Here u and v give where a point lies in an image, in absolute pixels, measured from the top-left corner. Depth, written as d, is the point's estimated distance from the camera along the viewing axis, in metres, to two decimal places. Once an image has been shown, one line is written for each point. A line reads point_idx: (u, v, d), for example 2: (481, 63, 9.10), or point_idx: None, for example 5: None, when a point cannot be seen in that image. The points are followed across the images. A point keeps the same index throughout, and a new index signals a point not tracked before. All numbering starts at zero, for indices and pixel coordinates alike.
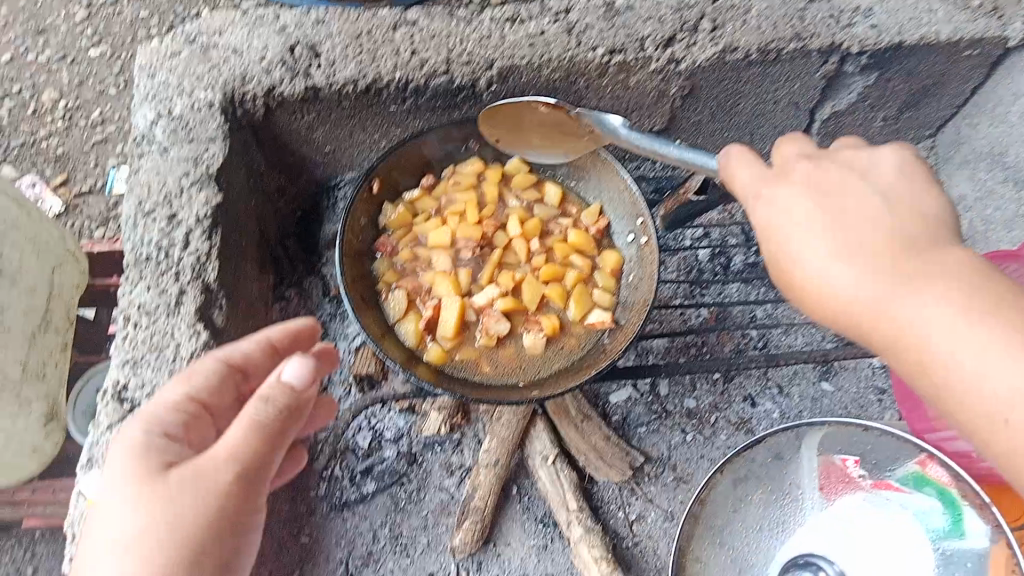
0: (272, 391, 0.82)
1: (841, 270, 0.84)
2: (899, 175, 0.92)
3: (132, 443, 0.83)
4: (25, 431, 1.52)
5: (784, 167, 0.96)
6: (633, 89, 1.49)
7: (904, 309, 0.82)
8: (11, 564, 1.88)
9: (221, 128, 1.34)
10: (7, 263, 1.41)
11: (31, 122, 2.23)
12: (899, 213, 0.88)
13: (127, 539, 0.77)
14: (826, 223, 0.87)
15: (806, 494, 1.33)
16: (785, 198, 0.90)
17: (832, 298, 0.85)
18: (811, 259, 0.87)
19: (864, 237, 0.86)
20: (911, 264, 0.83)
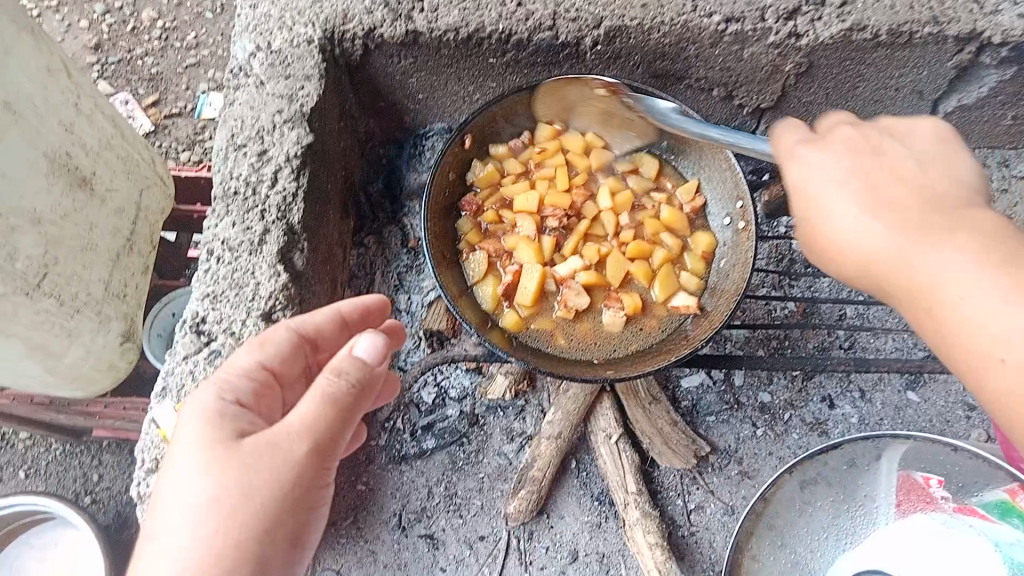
0: (344, 364, 0.83)
1: (865, 223, 0.87)
2: (933, 147, 0.95)
3: (206, 409, 0.83)
4: (104, 347, 1.55)
5: (829, 130, 0.99)
6: (746, 61, 1.41)
7: (919, 257, 0.83)
8: (80, 468, 1.96)
9: (318, 67, 1.31)
10: (98, 183, 1.43)
11: (129, 38, 2.25)
12: (930, 176, 0.90)
13: (199, 507, 0.77)
14: (856, 179, 0.90)
15: (880, 507, 1.26)
16: (818, 159, 0.92)
17: (850, 248, 0.88)
18: (835, 214, 0.89)
19: (891, 194, 0.88)
20: (932, 220, 0.84)
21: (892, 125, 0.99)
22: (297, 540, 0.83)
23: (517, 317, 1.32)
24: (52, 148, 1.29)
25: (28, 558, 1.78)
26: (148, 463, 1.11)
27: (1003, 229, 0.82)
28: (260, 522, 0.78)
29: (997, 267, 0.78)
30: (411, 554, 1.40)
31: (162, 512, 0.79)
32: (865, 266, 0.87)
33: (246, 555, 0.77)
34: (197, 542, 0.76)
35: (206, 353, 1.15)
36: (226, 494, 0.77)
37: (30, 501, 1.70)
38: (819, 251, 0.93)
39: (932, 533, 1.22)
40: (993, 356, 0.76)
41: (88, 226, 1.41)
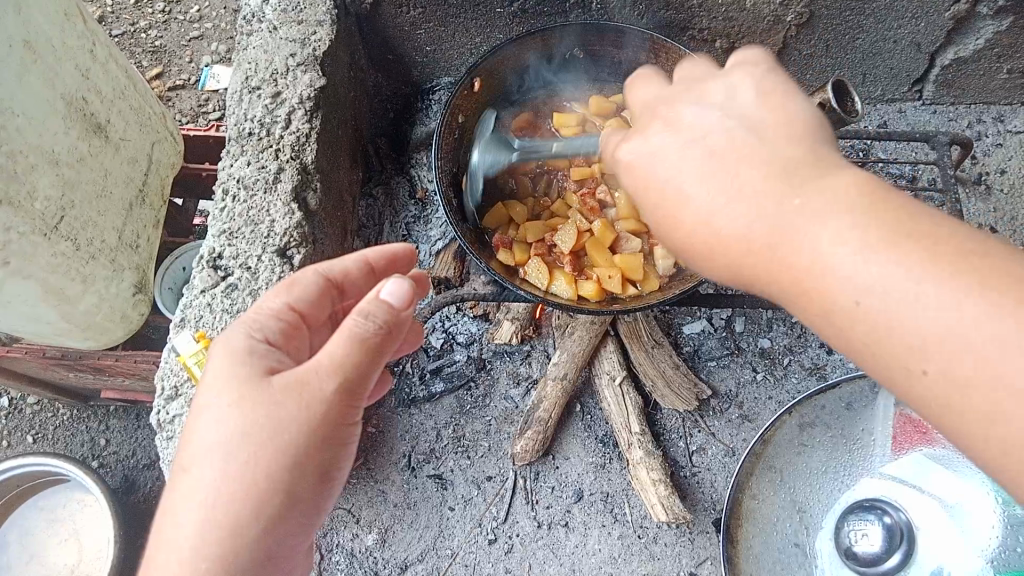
0: (373, 307, 0.78)
1: (726, 210, 0.71)
2: (762, 104, 0.76)
3: (234, 347, 0.82)
4: (116, 296, 1.57)
5: (647, 119, 0.82)
6: (749, 11, 1.44)
7: (803, 237, 0.66)
8: (88, 432, 1.99)
9: (330, 14, 1.37)
10: (113, 130, 1.47)
11: (133, 11, 2.27)
12: (770, 139, 0.72)
13: (226, 440, 0.77)
14: (707, 169, 0.73)
15: (876, 443, 1.21)
16: (662, 141, 0.77)
17: (722, 239, 0.71)
18: (695, 202, 0.73)
19: (744, 177, 0.71)
20: (792, 196, 0.68)
21: (702, 88, 0.81)
22: (326, 472, 0.83)
23: (593, 284, 1.29)
24: (68, 90, 1.32)
25: (35, 520, 1.79)
26: (167, 392, 1.14)
27: (870, 189, 0.66)
28: (289, 457, 0.77)
29: (901, 242, 0.61)
30: (420, 493, 1.44)
31: (190, 444, 0.79)
32: (749, 258, 0.70)
33: (275, 486, 0.77)
34: (227, 475, 0.76)
35: (222, 287, 1.17)
36: (254, 431, 0.76)
37: (40, 460, 1.69)
38: (688, 250, 0.76)
39: (926, 464, 1.17)
40: (912, 365, 0.60)
41: (102, 172, 1.44)
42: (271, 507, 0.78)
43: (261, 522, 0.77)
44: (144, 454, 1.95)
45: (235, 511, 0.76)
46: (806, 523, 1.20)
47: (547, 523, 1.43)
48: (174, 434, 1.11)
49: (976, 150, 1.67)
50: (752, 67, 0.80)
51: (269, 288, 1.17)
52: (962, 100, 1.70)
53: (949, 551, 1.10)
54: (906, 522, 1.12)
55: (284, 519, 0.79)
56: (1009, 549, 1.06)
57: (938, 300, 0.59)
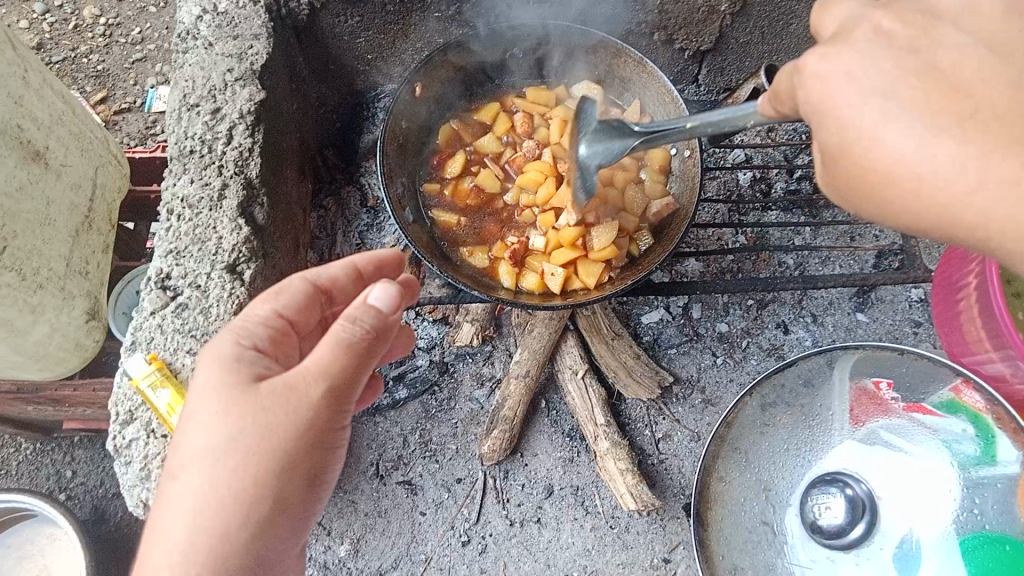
0: (359, 312, 0.77)
1: (936, 149, 0.67)
2: (1003, 26, 0.74)
3: (222, 354, 0.81)
4: (68, 325, 1.54)
5: (851, 24, 0.77)
6: (683, 2, 1.46)
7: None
8: (52, 465, 1.95)
9: (265, 26, 1.36)
10: (53, 157, 1.44)
11: (73, 36, 2.23)
12: (1012, 65, 0.71)
13: (214, 448, 0.76)
14: (920, 102, 0.69)
15: (835, 417, 1.22)
16: (876, 63, 0.71)
17: (930, 181, 0.68)
18: (896, 130, 0.69)
19: (976, 107, 0.68)
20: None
21: (933, 4, 0.78)
22: (317, 478, 0.82)
23: (536, 277, 1.34)
24: (2, 119, 1.30)
25: (2, 558, 1.75)
26: (122, 416, 1.12)
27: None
28: (278, 463, 0.76)
29: None
30: (391, 501, 1.44)
31: (178, 452, 0.78)
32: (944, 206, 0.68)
33: (265, 494, 0.77)
34: (213, 482, 0.75)
35: (172, 307, 1.16)
36: (242, 437, 0.75)
37: (3, 498, 1.66)
38: (872, 193, 0.73)
39: (887, 437, 1.17)
40: None
41: (44, 200, 1.42)
42: (259, 514, 0.77)
43: (249, 529, 0.76)
44: (111, 483, 1.92)
45: (223, 518, 0.75)
46: (771, 501, 1.21)
47: (519, 521, 1.43)
48: (132, 460, 1.10)
49: None
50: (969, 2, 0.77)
51: (220, 305, 1.16)
52: None
53: (917, 518, 1.10)
54: (867, 492, 1.13)
55: (272, 527, 0.78)
56: (966, 511, 1.08)
57: None
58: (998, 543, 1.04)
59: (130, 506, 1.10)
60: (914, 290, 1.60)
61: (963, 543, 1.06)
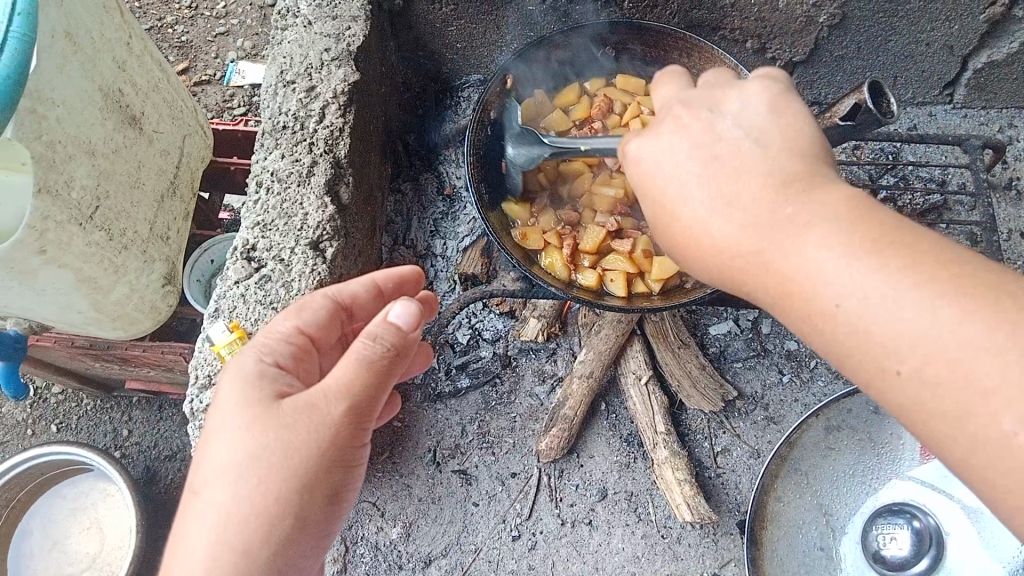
0: (379, 329, 0.80)
1: (721, 220, 0.74)
2: (772, 119, 0.77)
3: (245, 371, 0.82)
4: (147, 288, 1.59)
5: (662, 114, 0.84)
6: (781, 12, 1.45)
7: (787, 258, 0.68)
8: (111, 423, 2.01)
9: (364, 9, 1.39)
10: (147, 122, 1.49)
11: (160, 7, 2.29)
12: (774, 150, 0.74)
13: (238, 464, 0.77)
14: (698, 182, 0.76)
15: (907, 447, 1.19)
16: (664, 146, 0.80)
17: (707, 244, 0.75)
18: (692, 206, 0.77)
19: (741, 185, 0.73)
20: (783, 207, 0.70)
21: (723, 95, 0.82)
22: (335, 498, 0.83)
23: (595, 274, 1.34)
24: (106, 82, 1.34)
25: (60, 508, 1.81)
26: (201, 381, 1.15)
27: (860, 206, 0.67)
28: (299, 480, 0.77)
29: (876, 260, 0.62)
30: (445, 488, 1.45)
31: (202, 467, 0.78)
32: (724, 264, 0.75)
33: (286, 512, 0.77)
34: (238, 497, 0.76)
35: (256, 278, 1.18)
36: (266, 452, 0.76)
37: (66, 449, 1.69)
38: (687, 255, 0.80)
39: (947, 477, 1.14)
40: (886, 365, 0.61)
41: (136, 164, 1.46)
42: (281, 531, 0.77)
43: (269, 549, 0.76)
44: (166, 447, 1.97)
45: (244, 536, 0.75)
46: (832, 526, 1.20)
47: (570, 521, 1.43)
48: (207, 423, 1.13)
49: (1008, 154, 1.65)
50: (770, 80, 0.80)
51: (302, 280, 1.18)
52: (993, 104, 1.69)
53: (975, 560, 1.08)
54: (934, 526, 1.12)
55: (292, 547, 0.78)
56: None
57: (948, 321, 0.58)
58: None
59: None
60: None
61: None
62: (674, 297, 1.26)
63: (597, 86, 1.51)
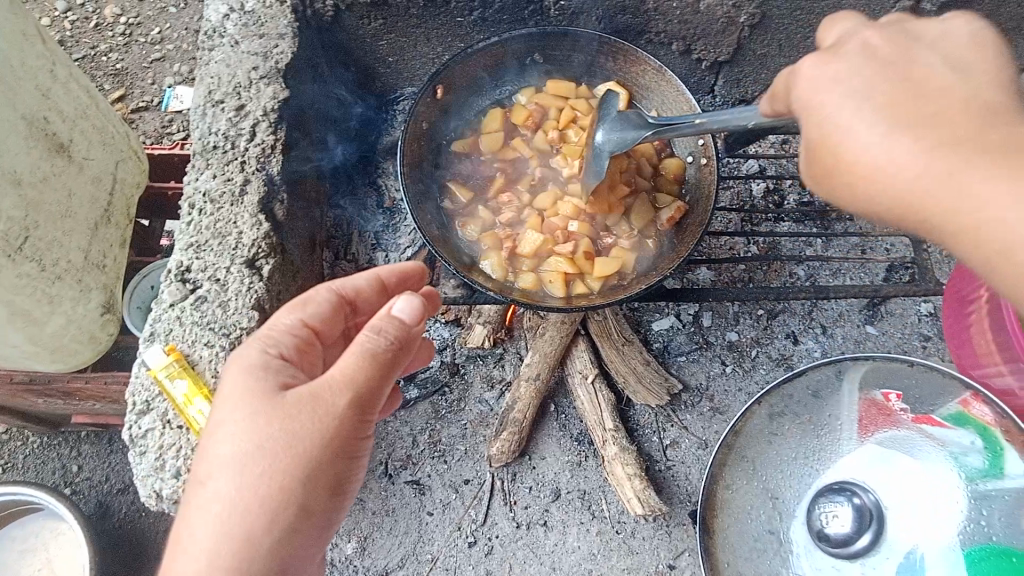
0: (384, 322, 0.81)
1: (897, 144, 0.70)
2: (970, 49, 0.78)
3: (250, 362, 0.84)
4: (84, 317, 1.56)
5: (844, 38, 0.82)
6: (703, 14, 1.49)
7: (990, 191, 0.65)
8: (58, 460, 1.96)
9: (291, 26, 1.38)
10: (76, 150, 1.46)
11: (93, 35, 2.26)
12: (975, 78, 0.75)
13: (243, 452, 0.77)
14: (891, 102, 0.72)
15: (843, 427, 1.20)
16: (843, 69, 0.77)
17: (888, 177, 0.71)
18: (861, 132, 0.72)
19: (938, 110, 0.71)
20: (988, 133, 0.69)
21: (920, 29, 0.82)
22: (338, 489, 0.83)
23: (532, 276, 1.36)
24: (30, 111, 1.32)
25: (6, 551, 1.76)
26: (139, 406, 1.13)
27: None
28: (303, 469, 0.78)
29: None
30: (398, 500, 1.45)
31: (207, 457, 0.79)
32: (908, 199, 0.70)
33: (290, 502, 0.77)
34: (242, 487, 0.76)
35: (192, 300, 1.18)
36: (270, 442, 0.77)
37: (12, 490, 1.66)
38: (838, 183, 0.76)
39: (888, 454, 1.14)
40: None
41: (67, 192, 1.44)
42: (284, 522, 0.77)
43: (272, 537, 0.76)
44: (116, 479, 1.93)
45: (247, 524, 0.75)
46: (779, 510, 1.20)
47: (526, 524, 1.44)
48: (147, 449, 1.11)
49: None
50: (965, 20, 0.82)
51: (239, 299, 1.18)
52: None
53: (918, 537, 1.07)
54: (874, 502, 1.10)
55: (296, 536, 0.78)
56: (973, 522, 1.05)
57: None
58: (1005, 555, 1.02)
59: (142, 496, 1.10)
60: (924, 305, 1.60)
61: (969, 555, 1.04)
62: (610, 294, 1.29)
63: (529, 94, 1.54)
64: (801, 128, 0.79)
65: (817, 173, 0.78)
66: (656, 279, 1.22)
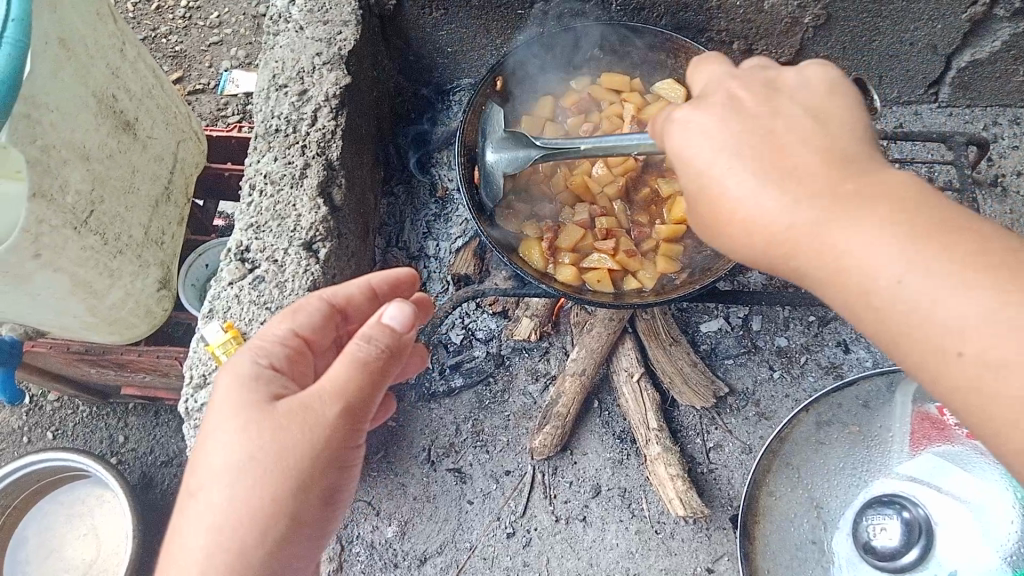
0: (374, 331, 0.82)
1: (762, 195, 0.73)
2: (826, 99, 0.80)
3: (240, 374, 0.84)
4: (141, 291, 1.59)
5: (712, 89, 0.84)
6: (766, 13, 1.47)
7: (840, 237, 0.68)
8: (107, 429, 2.01)
9: (355, 13, 1.40)
10: (141, 128, 1.50)
11: (154, 17, 2.31)
12: (833, 129, 0.76)
13: (235, 465, 0.79)
14: (741, 152, 0.75)
15: (895, 440, 1.18)
16: (702, 121, 0.78)
17: (754, 225, 0.74)
18: (731, 182, 0.75)
19: (794, 162, 0.73)
20: (845, 182, 0.71)
21: (779, 79, 0.84)
22: (330, 496, 0.85)
23: (573, 269, 1.34)
24: (100, 88, 1.35)
25: (55, 515, 1.81)
26: (195, 380, 1.16)
27: (919, 188, 0.69)
28: (293, 480, 0.79)
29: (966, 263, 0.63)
30: (439, 487, 1.46)
31: (200, 467, 0.80)
32: (772, 244, 0.73)
33: (281, 512, 0.79)
34: (234, 497, 0.78)
35: (250, 279, 1.20)
36: (261, 454, 0.78)
37: (60, 456, 1.69)
38: (719, 232, 0.79)
39: (938, 471, 1.12)
40: (950, 350, 0.63)
41: (130, 169, 1.47)
42: (275, 532, 0.79)
43: (264, 547, 0.79)
44: (162, 452, 1.97)
45: (240, 535, 0.77)
46: (823, 519, 1.18)
47: (565, 518, 1.44)
48: (202, 423, 1.14)
49: (994, 152, 1.67)
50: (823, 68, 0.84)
51: (295, 280, 1.19)
52: (977, 103, 1.72)
53: (963, 556, 1.05)
54: (925, 516, 1.08)
55: (286, 545, 0.81)
56: None
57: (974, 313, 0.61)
58: None
59: None
60: None
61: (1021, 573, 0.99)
62: (664, 292, 1.28)
63: (583, 84, 1.52)
64: (677, 173, 0.82)
65: (703, 221, 0.81)
66: (707, 282, 1.21)
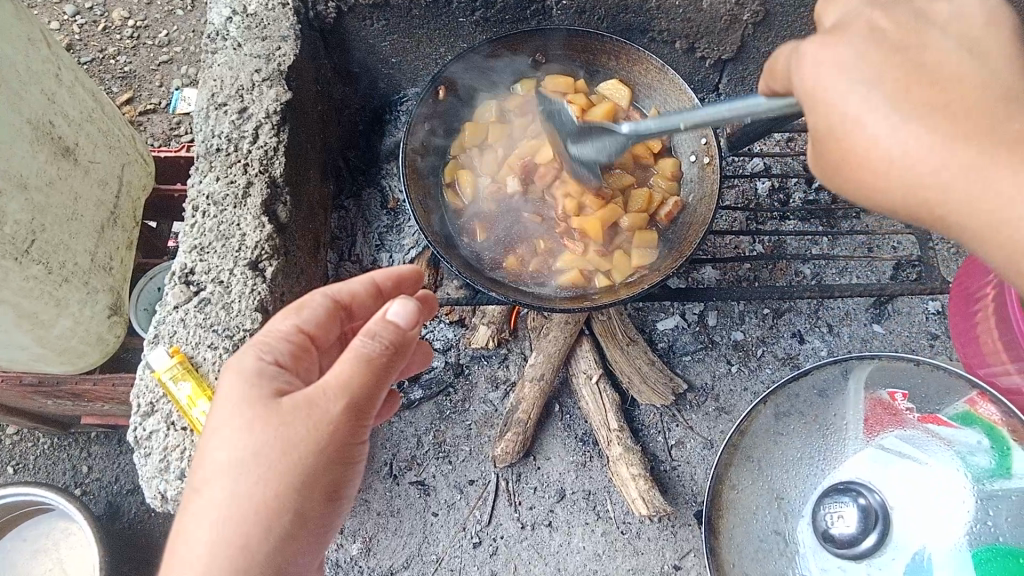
0: (379, 326, 0.81)
1: (909, 133, 0.71)
2: (980, 36, 0.78)
3: (245, 371, 0.83)
4: (91, 319, 1.56)
5: (843, 30, 0.80)
6: (705, 12, 1.48)
7: (995, 181, 0.69)
8: (69, 460, 1.97)
9: (293, 29, 1.39)
10: (82, 152, 1.47)
11: (101, 38, 2.26)
12: (977, 73, 0.75)
13: (239, 460, 0.78)
14: (893, 88, 0.73)
15: (849, 427, 1.19)
16: (848, 54, 0.76)
17: (895, 164, 0.73)
18: (873, 120, 0.73)
19: (944, 100, 0.72)
20: (988, 125, 0.70)
21: (919, 21, 0.81)
22: (333, 493, 0.84)
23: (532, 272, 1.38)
24: (35, 115, 1.33)
25: (18, 551, 1.77)
26: (144, 408, 1.14)
27: None
28: (299, 474, 0.79)
29: None
30: (403, 500, 1.45)
31: (203, 464, 0.79)
32: (911, 186, 0.73)
33: (285, 508, 0.79)
34: (239, 493, 0.77)
35: (195, 302, 1.18)
36: (267, 448, 0.78)
37: (20, 489, 1.66)
38: (844, 173, 0.78)
39: (894, 454, 1.13)
40: None
41: (72, 196, 1.45)
42: (280, 526, 0.78)
43: (270, 542, 0.78)
44: (125, 480, 1.94)
45: (246, 530, 0.76)
46: (784, 510, 1.18)
47: (530, 524, 1.44)
48: (151, 450, 1.11)
49: None
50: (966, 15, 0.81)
51: (242, 301, 1.18)
52: None
53: (930, 534, 1.05)
54: (880, 501, 1.08)
55: (291, 540, 0.80)
56: (980, 522, 1.04)
57: None
58: (1013, 556, 1.00)
59: (148, 498, 1.11)
60: (932, 304, 1.60)
61: (976, 555, 1.02)
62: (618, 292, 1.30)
63: (527, 86, 1.51)
64: (807, 112, 0.79)
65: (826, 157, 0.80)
66: (657, 280, 1.22)
